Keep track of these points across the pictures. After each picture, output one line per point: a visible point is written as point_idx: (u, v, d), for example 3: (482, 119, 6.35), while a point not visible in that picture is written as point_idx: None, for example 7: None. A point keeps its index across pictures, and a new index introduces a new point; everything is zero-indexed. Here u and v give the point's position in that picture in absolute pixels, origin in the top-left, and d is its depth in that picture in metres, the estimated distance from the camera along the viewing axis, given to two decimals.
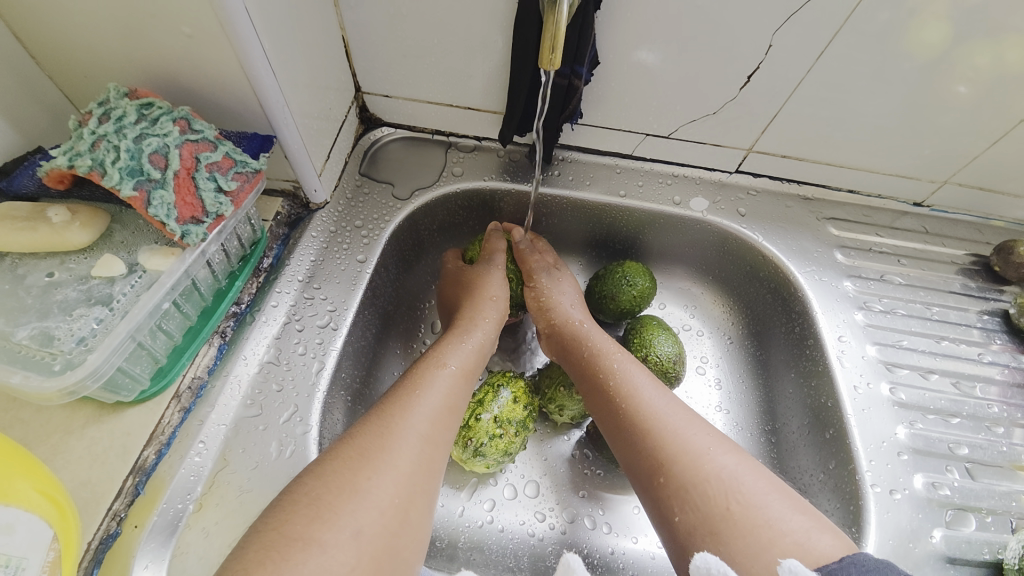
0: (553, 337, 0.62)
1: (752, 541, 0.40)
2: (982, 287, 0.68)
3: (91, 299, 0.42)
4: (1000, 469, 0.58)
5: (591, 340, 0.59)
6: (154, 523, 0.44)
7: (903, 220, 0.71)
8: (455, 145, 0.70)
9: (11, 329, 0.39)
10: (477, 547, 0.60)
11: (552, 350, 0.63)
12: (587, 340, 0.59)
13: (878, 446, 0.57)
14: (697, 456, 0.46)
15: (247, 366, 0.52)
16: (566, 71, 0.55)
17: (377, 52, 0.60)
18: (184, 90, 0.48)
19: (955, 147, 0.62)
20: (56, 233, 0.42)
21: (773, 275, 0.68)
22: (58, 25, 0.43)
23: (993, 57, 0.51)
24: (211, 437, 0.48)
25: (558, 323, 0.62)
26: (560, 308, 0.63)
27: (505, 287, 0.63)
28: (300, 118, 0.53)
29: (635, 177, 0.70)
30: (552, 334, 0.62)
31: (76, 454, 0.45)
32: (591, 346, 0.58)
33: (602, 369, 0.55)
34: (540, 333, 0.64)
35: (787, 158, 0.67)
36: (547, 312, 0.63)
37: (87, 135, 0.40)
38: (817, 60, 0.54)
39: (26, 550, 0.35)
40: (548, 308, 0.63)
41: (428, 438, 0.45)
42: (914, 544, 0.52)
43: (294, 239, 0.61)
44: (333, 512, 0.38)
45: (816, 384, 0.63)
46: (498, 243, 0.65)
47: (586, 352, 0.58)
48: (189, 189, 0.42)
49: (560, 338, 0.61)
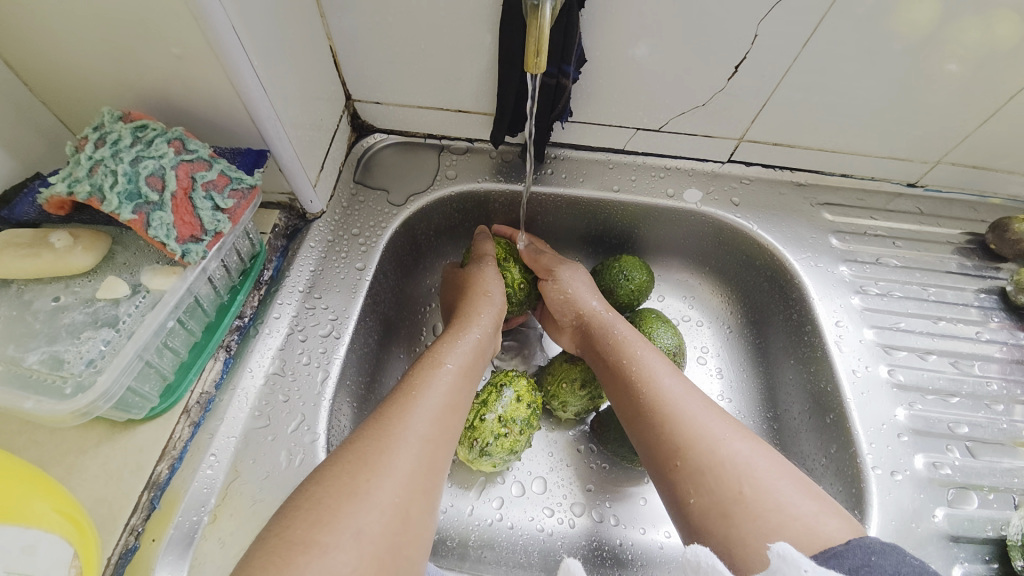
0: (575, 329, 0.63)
1: (764, 524, 0.41)
2: (978, 266, 0.69)
3: (97, 321, 0.43)
4: (1001, 446, 0.58)
5: (613, 331, 0.59)
6: (171, 536, 0.46)
7: (897, 202, 0.71)
8: (448, 148, 0.71)
9: (21, 354, 0.40)
10: (488, 544, 0.61)
11: (577, 342, 0.64)
12: (610, 330, 0.59)
13: (879, 428, 0.57)
14: (712, 442, 0.47)
15: (253, 378, 0.53)
16: (554, 70, 0.56)
17: (366, 60, 0.60)
18: (177, 110, 0.49)
19: (945, 127, 0.62)
20: (60, 258, 0.43)
21: (769, 263, 0.69)
22: (50, 53, 0.44)
23: (981, 34, 0.52)
24: (222, 449, 0.50)
25: (580, 315, 0.63)
26: (582, 300, 0.63)
27: (499, 281, 0.64)
28: (292, 131, 0.53)
29: (628, 172, 0.71)
30: (575, 326, 0.63)
31: (91, 472, 0.46)
32: (613, 335, 0.59)
33: (625, 358, 0.56)
34: (563, 326, 0.65)
35: (779, 146, 0.68)
36: (573, 304, 0.63)
37: (85, 161, 0.41)
38: (803, 46, 0.55)
39: (49, 569, 0.36)
40: (572, 301, 0.63)
41: (429, 438, 0.46)
42: (917, 524, 0.53)
43: (293, 250, 0.61)
44: (334, 515, 0.39)
45: (815, 370, 0.63)
46: (485, 246, 0.66)
47: (609, 342, 0.58)
48: (187, 208, 0.43)
49: (584, 329, 0.62)
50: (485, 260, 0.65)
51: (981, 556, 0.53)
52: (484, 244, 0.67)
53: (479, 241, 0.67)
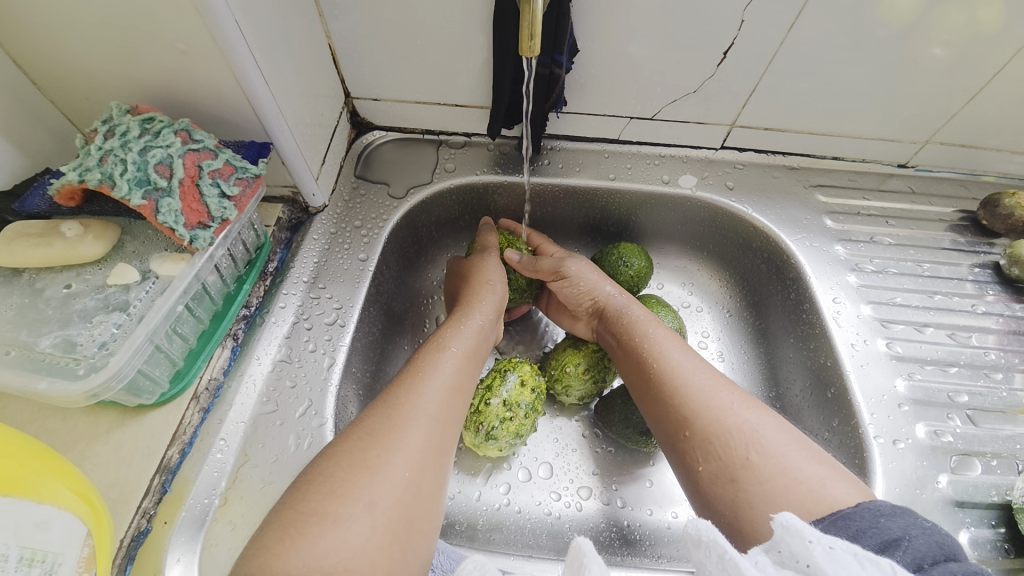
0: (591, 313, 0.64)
1: (770, 486, 0.42)
2: (971, 242, 0.70)
3: (108, 306, 0.44)
4: (1002, 414, 0.59)
5: (626, 313, 0.60)
6: (182, 518, 0.46)
7: (889, 182, 0.73)
8: (446, 142, 0.72)
9: (34, 339, 0.41)
10: (496, 528, 0.61)
11: (594, 328, 0.64)
12: (623, 312, 0.61)
13: (879, 399, 0.58)
14: (719, 412, 0.47)
15: (261, 365, 0.54)
16: (547, 60, 0.57)
17: (363, 57, 0.62)
18: (182, 104, 0.50)
19: (933, 107, 0.63)
20: (72, 247, 0.44)
21: (765, 244, 0.70)
22: (57, 50, 0.45)
23: (961, 17, 0.53)
24: (231, 434, 0.50)
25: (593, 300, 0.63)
26: (590, 283, 0.64)
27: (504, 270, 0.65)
28: (294, 124, 0.55)
29: (623, 160, 0.72)
30: (591, 312, 0.64)
31: (103, 458, 0.46)
32: (627, 316, 0.60)
33: (638, 338, 0.57)
34: (580, 314, 0.65)
35: (770, 130, 0.69)
36: (580, 291, 0.64)
37: (95, 151, 0.43)
38: (789, 32, 0.56)
39: (62, 546, 0.37)
40: (581, 289, 0.64)
41: (437, 418, 0.47)
42: (921, 491, 0.53)
43: (297, 242, 0.63)
44: (347, 488, 0.39)
45: (815, 346, 0.64)
46: (490, 237, 0.68)
47: (623, 323, 0.60)
48: (194, 195, 0.45)
49: (598, 314, 0.63)
50: (488, 250, 0.66)
51: (987, 521, 0.53)
52: (489, 236, 0.68)
53: (484, 233, 0.69)
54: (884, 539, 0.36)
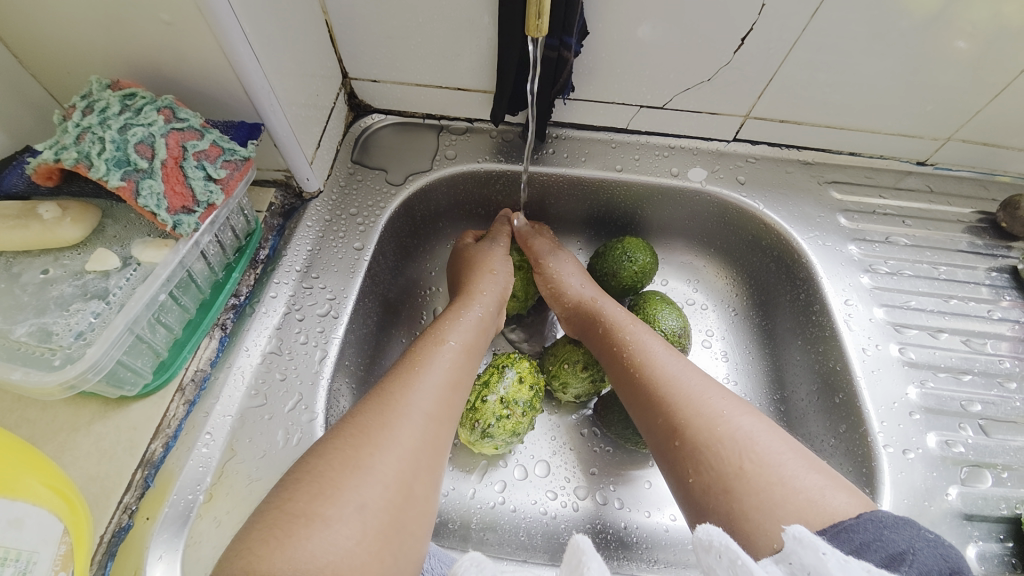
0: (573, 313, 0.62)
1: (766, 498, 0.39)
2: (989, 245, 0.67)
3: (86, 294, 0.42)
4: (1014, 425, 0.57)
5: (607, 314, 0.58)
6: (166, 515, 0.44)
7: (906, 180, 0.70)
8: (447, 128, 0.70)
9: (9, 327, 0.40)
10: (490, 527, 0.60)
11: (575, 326, 0.63)
12: (604, 312, 0.59)
13: (890, 407, 0.56)
14: (711, 418, 0.45)
15: (250, 357, 0.52)
16: (555, 42, 0.54)
17: (362, 35, 0.59)
18: (169, 81, 0.47)
19: (956, 102, 0.60)
20: (48, 230, 0.43)
21: (775, 243, 0.67)
22: (34, 19, 0.43)
23: (992, 11, 0.50)
24: (217, 428, 0.48)
25: (578, 298, 0.62)
26: (572, 283, 0.63)
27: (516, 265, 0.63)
28: (287, 105, 0.52)
29: (631, 151, 0.69)
30: (572, 311, 0.62)
31: (83, 451, 0.45)
32: (609, 318, 0.58)
33: (621, 341, 0.55)
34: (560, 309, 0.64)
35: (785, 123, 0.66)
36: (563, 288, 0.63)
37: (72, 128, 0.40)
38: (810, 20, 0.53)
39: (37, 545, 0.35)
40: (564, 285, 0.63)
41: (432, 415, 0.45)
42: (930, 503, 0.52)
43: (290, 229, 0.60)
44: (335, 489, 0.37)
45: (824, 349, 0.62)
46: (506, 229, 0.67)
47: (605, 325, 0.58)
48: (178, 178, 0.42)
49: (580, 313, 0.61)
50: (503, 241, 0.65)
51: (996, 536, 0.52)
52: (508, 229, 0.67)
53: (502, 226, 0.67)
54: (890, 554, 0.33)
